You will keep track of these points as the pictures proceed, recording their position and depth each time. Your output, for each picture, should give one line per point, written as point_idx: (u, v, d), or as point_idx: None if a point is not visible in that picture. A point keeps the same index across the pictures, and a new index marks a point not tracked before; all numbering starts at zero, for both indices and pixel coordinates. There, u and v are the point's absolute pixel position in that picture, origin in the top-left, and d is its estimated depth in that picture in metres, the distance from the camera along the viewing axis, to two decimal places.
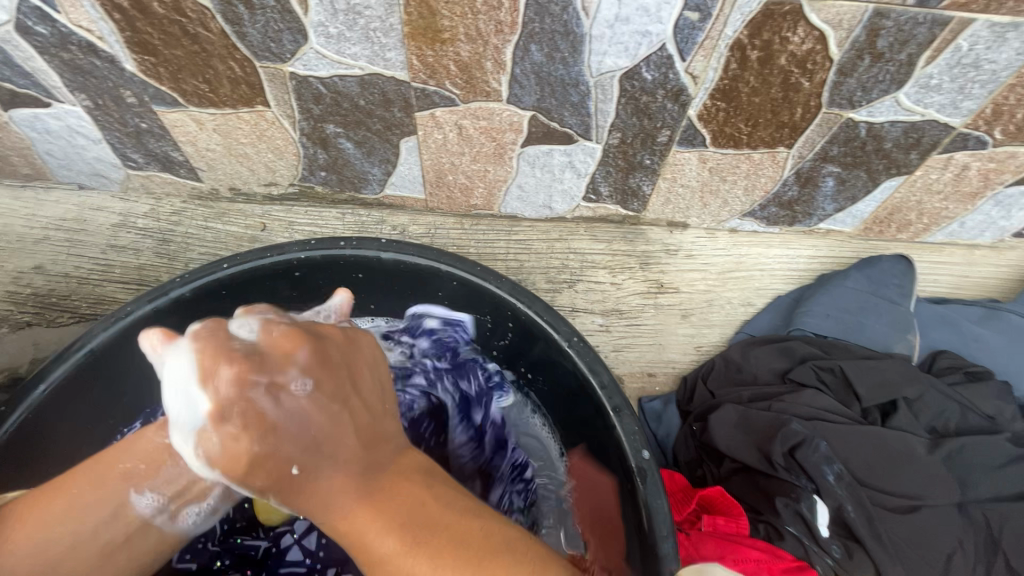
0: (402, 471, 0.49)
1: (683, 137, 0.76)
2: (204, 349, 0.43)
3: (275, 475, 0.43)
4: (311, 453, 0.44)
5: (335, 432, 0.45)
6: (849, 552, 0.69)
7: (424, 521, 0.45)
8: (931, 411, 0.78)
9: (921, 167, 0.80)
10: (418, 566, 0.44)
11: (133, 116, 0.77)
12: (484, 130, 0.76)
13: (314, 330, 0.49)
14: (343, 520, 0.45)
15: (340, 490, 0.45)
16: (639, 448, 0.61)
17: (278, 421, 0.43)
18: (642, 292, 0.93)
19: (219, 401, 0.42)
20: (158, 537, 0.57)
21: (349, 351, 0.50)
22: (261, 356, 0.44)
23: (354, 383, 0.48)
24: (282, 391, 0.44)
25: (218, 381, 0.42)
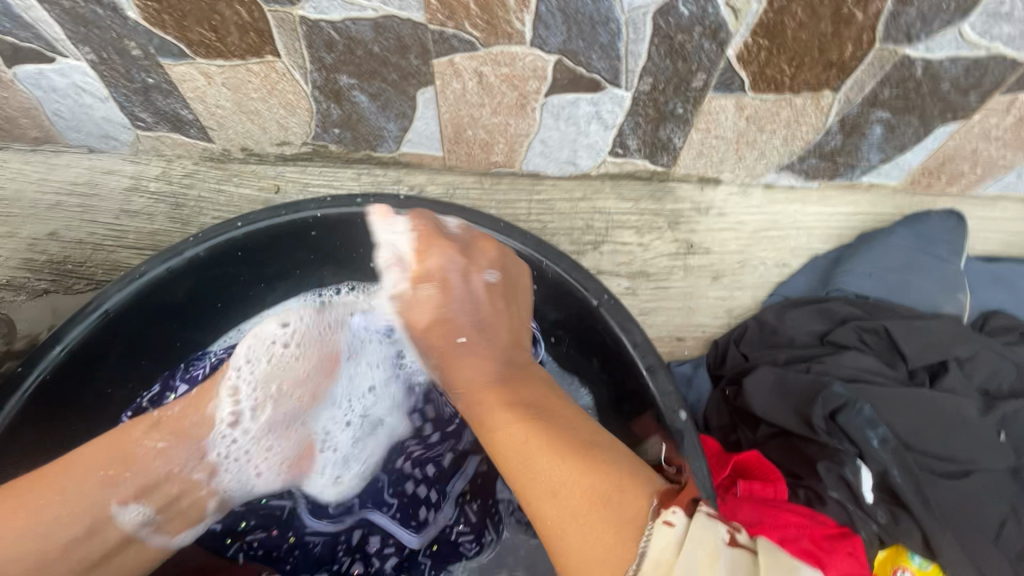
0: (528, 376, 0.60)
1: (719, 81, 0.70)
2: (419, 230, 0.63)
3: (444, 335, 0.62)
4: (483, 334, 0.62)
5: (498, 322, 0.64)
6: (895, 518, 0.65)
7: (538, 402, 0.55)
8: (984, 371, 0.74)
9: (979, 111, 0.73)
10: (558, 467, 0.48)
11: (139, 71, 0.74)
12: (506, 77, 0.72)
13: (478, 239, 0.66)
14: (507, 430, 0.53)
15: (482, 377, 0.59)
16: (675, 408, 0.58)
17: (443, 275, 0.63)
18: (670, 253, 0.88)
19: (426, 270, 0.63)
20: (193, 506, 0.61)
21: (510, 272, 0.66)
22: (459, 243, 0.65)
23: (513, 300, 0.66)
24: (473, 279, 0.64)
25: (429, 257, 0.63)
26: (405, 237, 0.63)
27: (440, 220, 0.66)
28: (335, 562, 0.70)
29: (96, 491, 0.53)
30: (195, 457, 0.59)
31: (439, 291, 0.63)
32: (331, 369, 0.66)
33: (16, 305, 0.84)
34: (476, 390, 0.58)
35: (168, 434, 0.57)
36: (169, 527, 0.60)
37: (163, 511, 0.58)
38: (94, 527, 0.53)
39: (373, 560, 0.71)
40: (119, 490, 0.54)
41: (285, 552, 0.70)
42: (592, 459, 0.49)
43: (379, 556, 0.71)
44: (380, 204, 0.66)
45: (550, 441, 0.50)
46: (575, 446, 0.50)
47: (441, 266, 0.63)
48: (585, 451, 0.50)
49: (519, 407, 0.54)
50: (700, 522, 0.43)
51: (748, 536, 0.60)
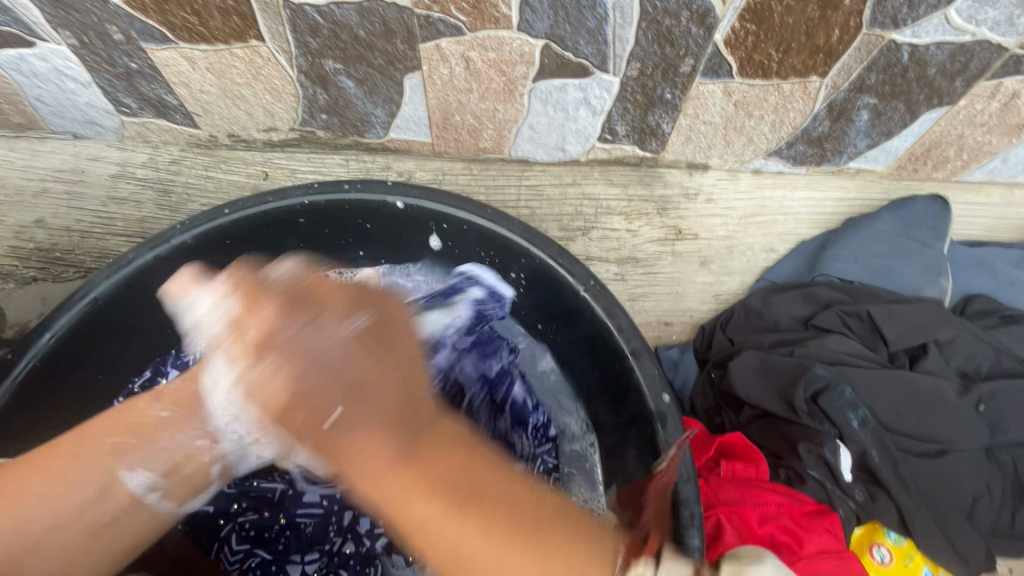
0: (443, 434, 0.44)
1: (707, 66, 0.70)
2: (243, 292, 0.51)
3: (313, 420, 0.42)
4: (358, 401, 0.43)
5: (370, 374, 0.45)
6: (873, 496, 0.68)
7: (467, 468, 0.42)
8: (963, 354, 0.75)
9: (965, 96, 0.74)
10: (468, 535, 0.39)
11: (122, 55, 0.73)
12: (493, 62, 0.71)
13: (312, 285, 0.53)
14: (390, 479, 0.40)
15: (380, 455, 0.41)
16: (659, 392, 0.59)
17: (285, 337, 0.47)
18: (659, 239, 0.89)
19: (264, 329, 0.47)
20: (197, 473, 0.62)
21: (377, 308, 0.52)
22: (302, 292, 0.51)
23: (392, 346, 0.49)
24: (335, 327, 0.48)
25: (329, 292, 0.52)
26: (214, 299, 0.54)
27: (322, 255, 0.62)
28: (325, 543, 0.69)
29: (104, 457, 0.56)
30: (200, 424, 0.60)
31: (316, 337, 0.47)
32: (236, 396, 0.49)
33: (5, 293, 0.84)
34: (380, 475, 0.40)
35: (172, 405, 0.60)
36: (175, 495, 0.61)
37: (171, 476, 0.60)
38: (109, 486, 0.55)
39: (364, 540, 0.70)
40: (130, 456, 0.57)
41: (276, 533, 0.69)
42: (508, 498, 0.41)
43: (371, 535, 0.70)
44: (189, 268, 0.58)
45: (466, 513, 0.39)
46: (504, 512, 0.40)
47: (275, 300, 0.50)
48: (513, 511, 0.40)
49: (434, 477, 0.40)
50: (672, 562, 0.42)
51: (730, 514, 0.64)
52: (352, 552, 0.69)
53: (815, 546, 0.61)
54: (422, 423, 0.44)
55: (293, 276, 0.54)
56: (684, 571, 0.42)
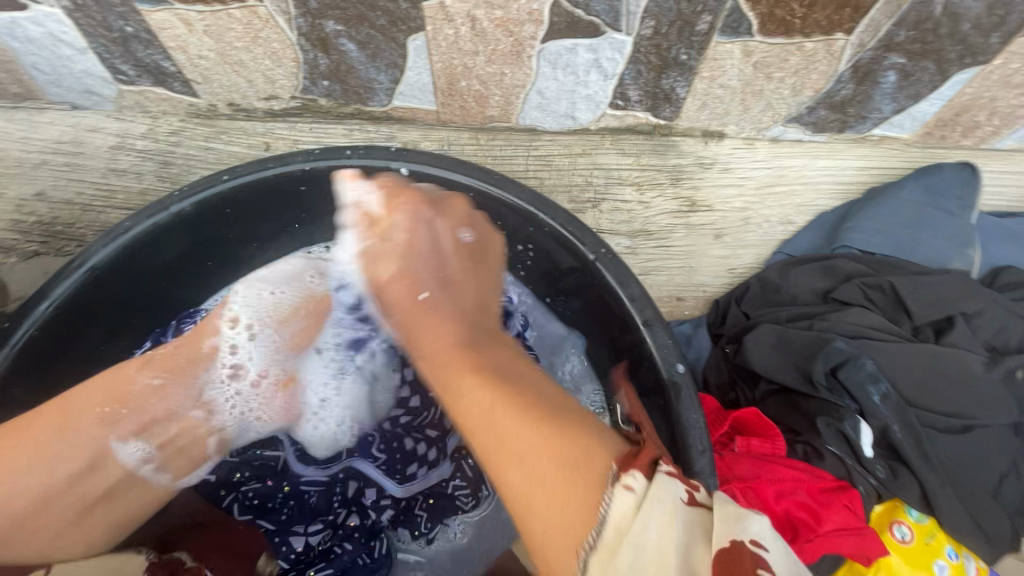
0: (497, 340, 0.54)
1: (726, 24, 0.67)
2: (386, 184, 0.62)
3: (409, 290, 0.57)
4: (449, 291, 0.57)
5: (462, 282, 0.58)
6: (895, 472, 0.65)
7: (506, 367, 0.48)
8: (990, 327, 0.72)
9: (1000, 55, 0.69)
10: (503, 421, 0.42)
11: (117, 18, 0.71)
12: (500, 22, 0.68)
13: (449, 199, 0.62)
14: (446, 364, 0.49)
15: (444, 329, 0.53)
16: (673, 361, 0.57)
17: (407, 231, 0.60)
18: (672, 211, 0.86)
19: (388, 220, 0.61)
20: (194, 445, 0.61)
21: (483, 236, 0.62)
22: (429, 198, 0.62)
23: (485, 263, 0.61)
24: (439, 232, 0.60)
25: (397, 211, 0.60)
26: (371, 194, 0.61)
27: (412, 182, 0.64)
28: (329, 514, 0.69)
29: (91, 430, 0.53)
30: (192, 394, 0.60)
31: (427, 240, 0.59)
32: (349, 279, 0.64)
33: (7, 267, 0.83)
34: (442, 350, 0.51)
35: (164, 373, 0.58)
36: (173, 466, 0.60)
37: (164, 450, 0.59)
38: (99, 459, 0.54)
39: (370, 512, 0.69)
40: (120, 427, 0.55)
41: (279, 503, 0.69)
42: (563, 419, 0.42)
43: (376, 507, 0.70)
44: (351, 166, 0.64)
45: (506, 400, 0.44)
46: (540, 417, 0.42)
47: (402, 210, 0.60)
48: (549, 420, 0.41)
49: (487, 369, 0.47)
50: (664, 479, 0.35)
51: (745, 490, 0.61)
52: (357, 524, 0.69)
53: (834, 523, 0.59)
54: (480, 343, 0.51)
55: (377, 199, 0.61)
56: (677, 489, 0.35)
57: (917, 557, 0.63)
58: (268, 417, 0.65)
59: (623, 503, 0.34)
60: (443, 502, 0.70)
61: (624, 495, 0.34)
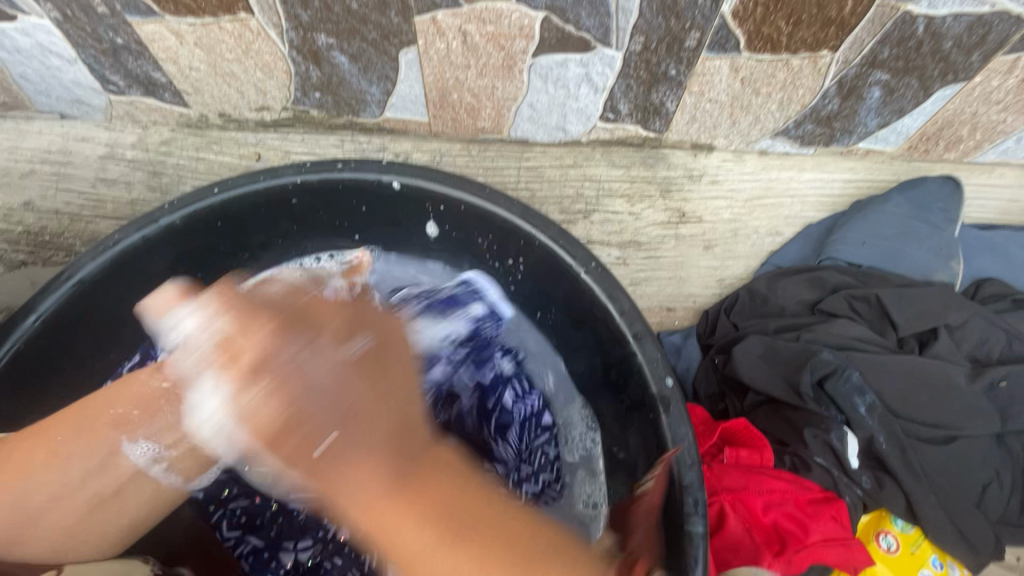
0: (434, 459, 0.43)
1: (713, 40, 0.68)
2: (238, 312, 0.47)
3: (303, 444, 0.39)
4: (377, 373, 0.45)
5: (362, 403, 0.42)
6: (880, 483, 0.66)
7: (461, 509, 0.40)
8: (973, 339, 0.73)
9: (981, 72, 0.71)
10: (456, 574, 0.37)
11: (106, 29, 0.70)
12: (491, 37, 0.69)
13: (311, 304, 0.49)
14: (372, 508, 0.38)
15: (371, 477, 0.39)
16: (662, 375, 0.57)
17: (276, 363, 0.43)
18: (662, 222, 0.87)
19: (252, 355, 0.43)
20: (204, 455, 0.57)
21: (383, 338, 0.48)
22: (297, 310, 0.48)
23: (389, 370, 0.45)
24: (318, 351, 0.43)
25: (255, 336, 0.45)
26: (195, 317, 0.49)
27: (254, 286, 0.52)
28: (319, 529, 0.68)
29: (107, 431, 0.53)
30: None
31: (308, 368, 0.42)
32: (222, 421, 0.44)
33: None
34: (367, 507, 0.39)
35: (181, 376, 0.54)
36: (182, 470, 0.57)
37: (172, 456, 0.56)
38: (113, 456, 0.53)
39: None
40: (131, 429, 0.54)
41: (268, 520, 0.68)
42: (500, 540, 0.39)
43: None
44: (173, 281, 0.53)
45: (457, 541, 0.38)
46: (491, 559, 0.38)
47: (257, 323, 0.45)
48: (505, 552, 0.38)
49: (425, 513, 0.39)
50: None
51: (734, 502, 0.62)
52: (347, 539, 0.68)
53: (821, 534, 0.60)
54: (408, 466, 0.41)
55: (234, 311, 0.47)
56: None
57: (903, 566, 0.65)
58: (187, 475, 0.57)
59: None
60: None
61: None
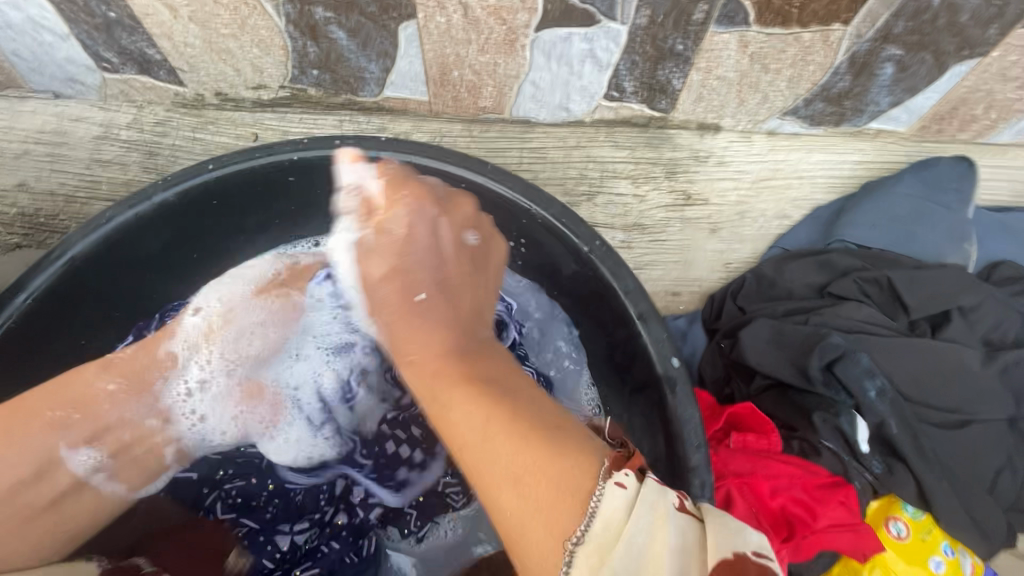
0: (488, 353, 0.54)
1: (722, 13, 0.66)
2: (385, 177, 0.62)
3: (409, 289, 0.59)
4: (447, 294, 0.59)
5: (461, 289, 0.60)
6: (890, 467, 0.65)
7: (500, 377, 0.50)
8: (988, 322, 0.71)
9: (998, 48, 0.69)
10: (507, 452, 0.42)
11: (99, 3, 0.69)
12: (493, 10, 0.67)
13: (456, 203, 0.63)
14: (454, 393, 0.48)
15: (434, 351, 0.53)
16: (668, 355, 0.55)
17: (411, 227, 0.61)
18: (667, 205, 0.85)
19: (394, 220, 0.61)
20: (148, 455, 0.62)
21: (484, 240, 0.64)
22: (432, 194, 0.62)
23: (486, 271, 0.63)
24: (437, 230, 0.61)
25: (398, 206, 0.61)
26: (371, 177, 0.63)
27: (416, 172, 0.64)
28: (317, 512, 0.66)
29: (42, 435, 0.55)
30: (151, 400, 0.61)
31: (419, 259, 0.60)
32: (346, 277, 0.63)
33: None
34: (432, 373, 0.51)
35: (119, 376, 0.59)
36: (124, 476, 0.61)
37: (115, 456, 0.59)
38: (49, 467, 0.55)
39: (358, 511, 0.67)
40: (69, 434, 0.56)
41: (263, 502, 0.66)
42: (535, 425, 0.43)
43: (365, 505, 0.67)
44: (343, 145, 0.64)
45: (521, 436, 0.42)
46: (538, 446, 0.41)
47: (411, 207, 0.61)
48: (543, 443, 0.42)
49: (494, 394, 0.46)
50: (652, 485, 0.37)
51: (741, 486, 0.61)
52: (344, 522, 0.66)
53: (829, 519, 0.59)
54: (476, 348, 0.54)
55: (379, 192, 0.62)
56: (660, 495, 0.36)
57: (913, 553, 0.63)
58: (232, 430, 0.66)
59: (614, 501, 0.36)
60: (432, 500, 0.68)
61: (614, 499, 0.37)
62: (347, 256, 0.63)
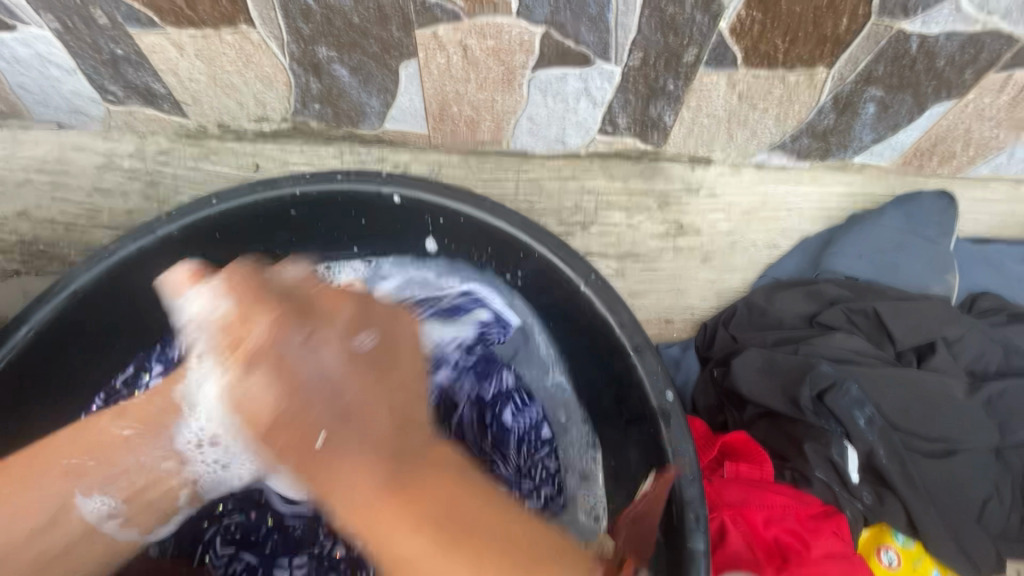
0: (431, 459, 0.45)
1: (711, 56, 0.68)
2: (234, 282, 0.57)
3: (302, 439, 0.46)
4: (348, 423, 0.47)
5: (360, 400, 0.48)
6: (881, 497, 0.66)
7: (446, 511, 0.41)
8: (971, 352, 0.73)
9: (974, 90, 0.72)
10: (450, 568, 0.39)
11: (107, 40, 0.70)
12: (492, 51, 0.69)
13: (320, 293, 0.58)
14: (371, 514, 0.41)
15: (363, 481, 0.42)
16: (663, 389, 0.57)
17: (274, 347, 0.52)
18: (660, 234, 0.87)
19: (258, 337, 0.52)
20: (161, 499, 0.61)
21: (381, 324, 0.57)
22: (311, 302, 0.57)
23: (391, 370, 0.52)
24: (318, 350, 0.51)
25: (255, 323, 0.53)
26: (209, 295, 0.56)
27: (267, 272, 0.60)
28: (315, 545, 0.66)
29: (58, 482, 0.54)
30: (166, 443, 0.60)
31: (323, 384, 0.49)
32: (218, 400, 0.53)
33: None
34: (365, 508, 0.41)
35: (133, 423, 0.59)
36: (137, 522, 0.60)
37: (129, 503, 0.59)
38: (58, 517, 0.54)
39: (357, 543, 0.67)
40: (83, 481, 0.56)
41: (263, 536, 0.67)
42: (490, 540, 0.40)
43: None
44: (184, 263, 0.59)
45: (448, 546, 0.39)
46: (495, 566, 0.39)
47: (276, 303, 0.55)
48: (496, 563, 0.39)
49: (423, 513, 0.40)
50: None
51: (735, 516, 0.62)
52: (342, 556, 0.66)
53: (822, 549, 0.59)
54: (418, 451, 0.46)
55: (230, 304, 0.55)
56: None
57: None
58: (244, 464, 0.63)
59: None
60: None
61: None
62: (215, 379, 0.53)
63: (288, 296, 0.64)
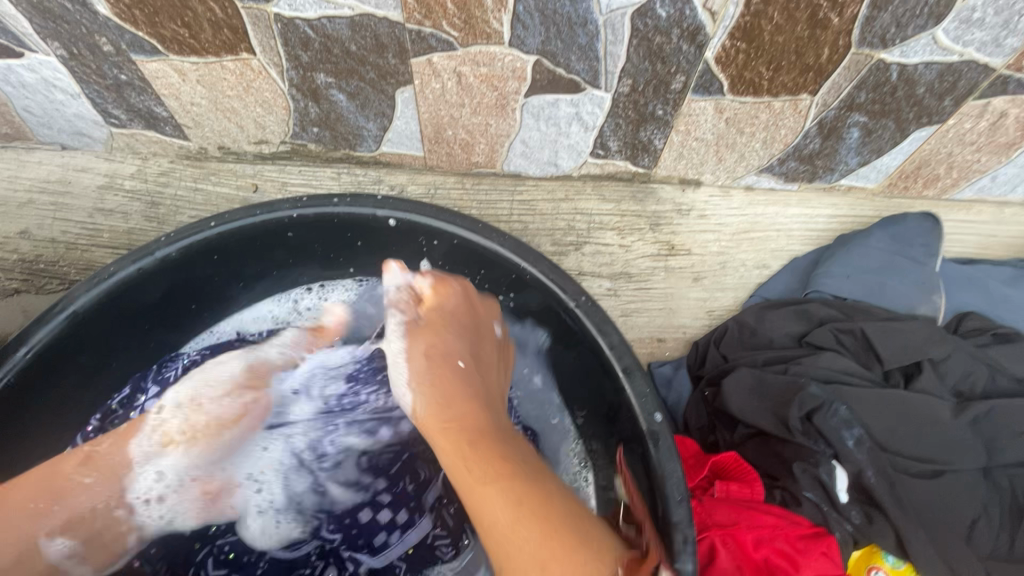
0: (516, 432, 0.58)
1: (698, 83, 0.70)
2: (442, 276, 0.70)
3: (446, 363, 0.62)
4: (478, 371, 0.63)
5: (488, 373, 0.64)
6: (870, 518, 0.66)
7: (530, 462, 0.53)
8: (957, 373, 0.74)
9: (954, 116, 0.74)
10: (526, 526, 0.47)
11: (111, 66, 0.72)
12: (485, 78, 0.71)
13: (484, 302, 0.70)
14: (463, 445, 0.54)
15: (470, 417, 0.56)
16: (651, 410, 0.58)
17: (468, 316, 0.67)
18: (652, 255, 0.89)
19: (451, 308, 0.67)
20: (113, 540, 0.62)
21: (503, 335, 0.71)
22: (471, 298, 0.69)
23: (504, 363, 0.69)
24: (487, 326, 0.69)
25: (448, 297, 0.68)
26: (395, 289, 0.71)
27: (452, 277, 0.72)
28: (306, 567, 0.66)
29: (21, 524, 0.56)
30: (115, 490, 0.61)
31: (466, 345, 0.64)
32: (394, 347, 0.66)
33: None
34: (469, 438, 0.54)
35: (95, 471, 0.60)
36: (92, 559, 0.61)
37: (88, 545, 0.60)
38: (26, 555, 0.56)
39: (346, 566, 0.66)
40: (47, 524, 0.57)
41: (254, 558, 0.66)
42: (567, 508, 0.49)
43: (353, 560, 0.66)
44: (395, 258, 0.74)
45: (535, 489, 0.49)
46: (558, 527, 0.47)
47: (466, 295, 0.69)
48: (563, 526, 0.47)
49: (513, 441, 0.55)
50: None
51: (725, 537, 0.62)
52: None
53: (811, 570, 0.60)
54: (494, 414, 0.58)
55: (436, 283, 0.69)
56: None
57: None
58: (186, 515, 0.64)
59: None
60: (422, 552, 0.67)
61: None
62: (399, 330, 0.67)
63: (234, 362, 0.68)
